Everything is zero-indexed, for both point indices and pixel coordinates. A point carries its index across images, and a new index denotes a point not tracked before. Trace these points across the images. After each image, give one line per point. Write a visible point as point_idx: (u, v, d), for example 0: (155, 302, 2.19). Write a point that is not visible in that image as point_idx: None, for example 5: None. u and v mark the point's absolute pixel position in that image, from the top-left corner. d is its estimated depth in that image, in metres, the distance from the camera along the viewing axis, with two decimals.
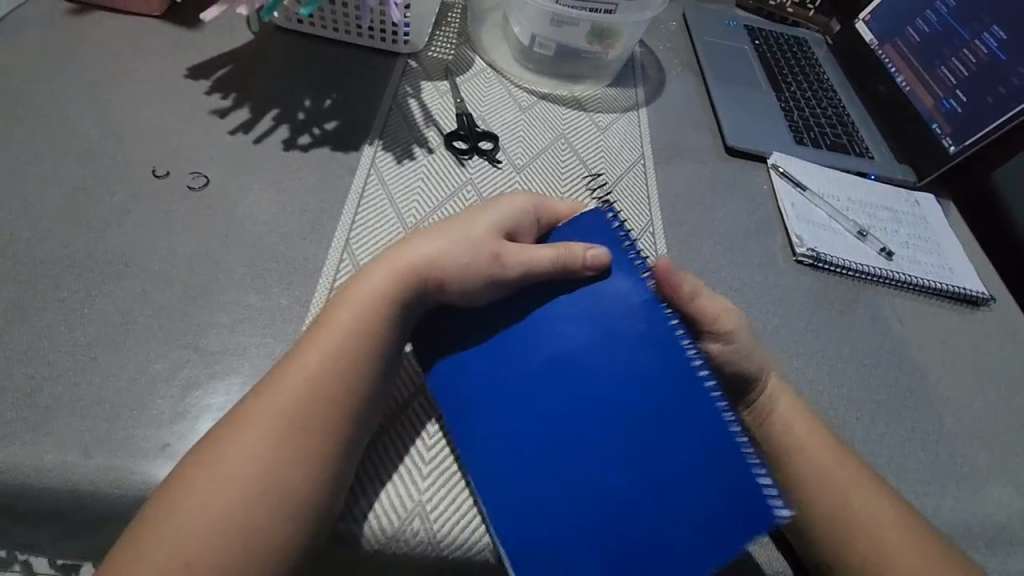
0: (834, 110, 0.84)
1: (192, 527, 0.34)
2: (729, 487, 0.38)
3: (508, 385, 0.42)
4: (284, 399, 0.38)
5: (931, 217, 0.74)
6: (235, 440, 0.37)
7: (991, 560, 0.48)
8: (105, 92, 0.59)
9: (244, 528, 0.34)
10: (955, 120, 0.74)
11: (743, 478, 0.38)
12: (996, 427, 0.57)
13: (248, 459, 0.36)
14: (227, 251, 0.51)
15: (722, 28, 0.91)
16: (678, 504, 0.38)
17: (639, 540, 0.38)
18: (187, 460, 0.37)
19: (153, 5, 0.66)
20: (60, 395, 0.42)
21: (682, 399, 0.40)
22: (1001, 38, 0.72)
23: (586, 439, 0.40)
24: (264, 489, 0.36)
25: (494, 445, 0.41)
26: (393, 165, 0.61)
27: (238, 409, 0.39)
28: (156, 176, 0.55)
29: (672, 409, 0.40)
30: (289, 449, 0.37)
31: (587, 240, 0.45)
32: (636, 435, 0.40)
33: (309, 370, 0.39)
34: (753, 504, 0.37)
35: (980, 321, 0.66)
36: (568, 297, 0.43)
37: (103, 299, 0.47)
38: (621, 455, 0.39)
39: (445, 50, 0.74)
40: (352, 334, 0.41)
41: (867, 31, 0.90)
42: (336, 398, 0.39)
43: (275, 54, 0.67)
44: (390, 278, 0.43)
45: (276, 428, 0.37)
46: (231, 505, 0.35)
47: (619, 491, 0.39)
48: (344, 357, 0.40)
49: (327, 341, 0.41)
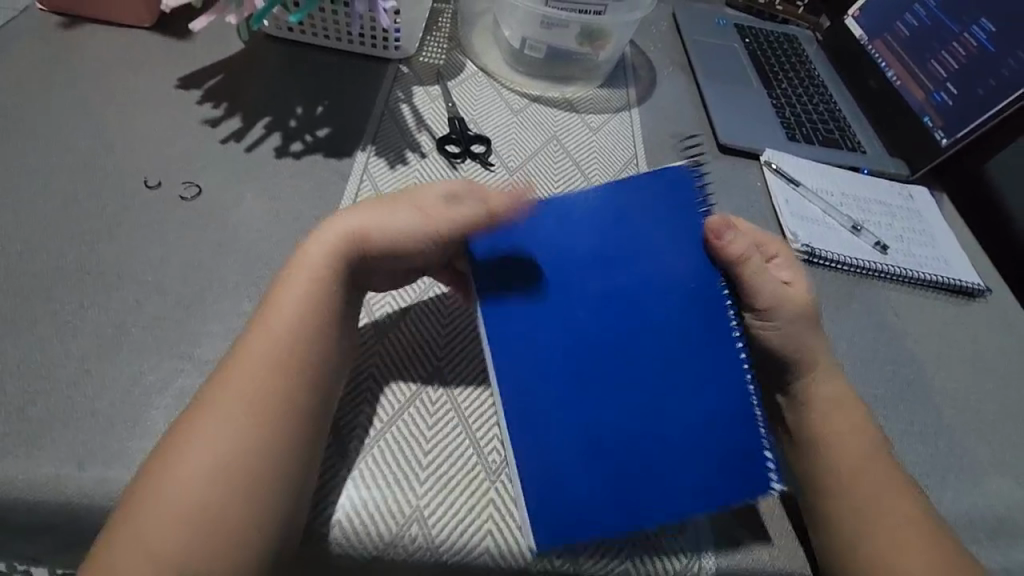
0: (826, 105, 0.84)
1: (163, 510, 0.34)
2: (739, 443, 0.40)
3: (543, 250, 0.43)
4: (235, 391, 0.38)
5: (926, 210, 0.74)
6: (190, 440, 0.36)
7: (993, 551, 0.48)
8: (95, 104, 0.59)
9: (215, 505, 0.35)
10: (946, 113, 0.74)
11: (757, 439, 0.40)
12: (995, 419, 0.57)
13: (210, 437, 0.36)
14: (219, 260, 0.51)
15: (712, 27, 0.91)
16: (711, 452, 0.40)
17: (674, 482, 0.39)
18: (145, 467, 0.36)
19: (143, 16, 0.66)
20: (54, 408, 0.42)
21: (720, 357, 0.41)
22: (990, 30, 0.72)
23: (627, 379, 0.41)
24: (231, 465, 0.35)
25: (516, 276, 0.42)
26: (385, 171, 0.61)
27: (189, 408, 0.38)
28: (147, 187, 0.55)
29: (713, 363, 0.41)
30: (250, 421, 0.37)
31: (656, 192, 0.45)
32: (675, 381, 0.41)
33: (263, 361, 0.39)
34: (754, 468, 0.40)
35: (976, 313, 0.66)
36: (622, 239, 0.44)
37: (96, 310, 0.47)
38: (662, 398, 0.40)
39: (436, 55, 0.74)
40: (303, 307, 0.40)
41: (857, 27, 0.90)
42: (291, 393, 0.38)
43: (266, 63, 0.67)
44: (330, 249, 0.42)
45: (232, 426, 0.37)
46: (194, 503, 0.34)
47: (659, 432, 0.40)
48: (291, 351, 0.39)
49: (277, 317, 0.40)
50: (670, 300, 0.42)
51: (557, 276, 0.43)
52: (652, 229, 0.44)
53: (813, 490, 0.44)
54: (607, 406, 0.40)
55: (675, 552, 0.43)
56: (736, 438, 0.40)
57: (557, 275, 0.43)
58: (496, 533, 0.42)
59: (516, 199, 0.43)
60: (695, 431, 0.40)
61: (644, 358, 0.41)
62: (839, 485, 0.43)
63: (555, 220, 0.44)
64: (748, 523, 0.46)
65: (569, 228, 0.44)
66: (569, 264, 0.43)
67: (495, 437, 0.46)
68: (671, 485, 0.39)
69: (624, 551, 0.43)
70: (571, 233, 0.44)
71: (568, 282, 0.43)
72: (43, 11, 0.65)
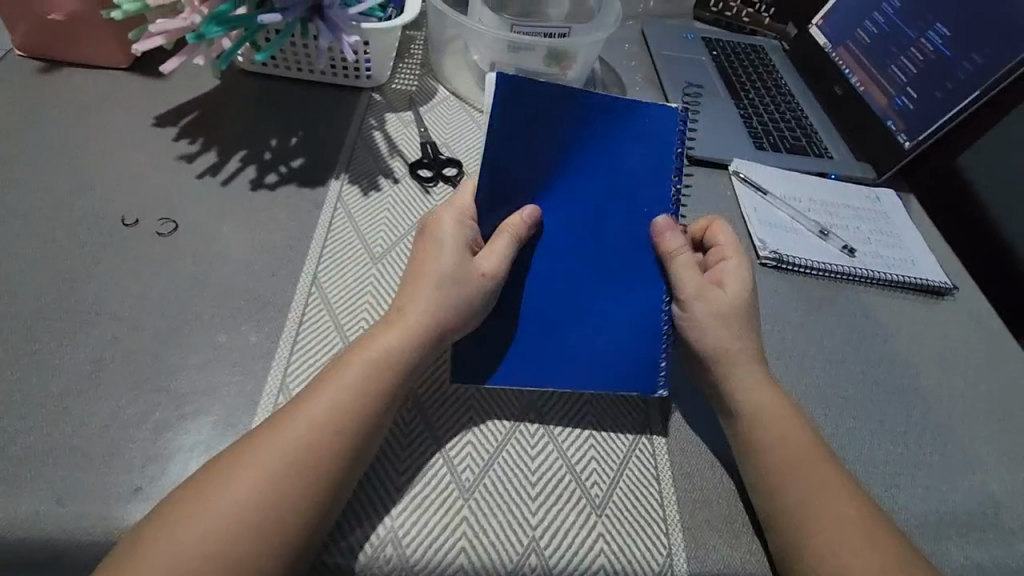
0: (793, 113, 0.86)
1: (200, 530, 0.35)
2: (652, 342, 0.50)
3: (543, 144, 0.49)
4: (299, 430, 0.39)
5: (893, 213, 0.75)
6: (239, 474, 0.37)
7: (962, 546, 0.49)
8: (74, 145, 0.61)
9: (256, 533, 0.36)
10: (907, 117, 0.76)
11: (653, 345, 0.50)
12: (963, 416, 0.58)
13: (265, 472, 0.38)
14: (196, 294, 0.52)
15: (680, 41, 0.93)
16: (609, 333, 0.50)
17: (572, 339, 0.50)
18: (180, 491, 0.38)
19: (120, 57, 0.68)
20: (33, 446, 0.43)
21: (646, 271, 0.51)
22: (945, 35, 0.74)
23: (568, 250, 0.51)
24: (282, 501, 0.37)
25: (512, 168, 0.49)
26: (359, 199, 0.62)
27: (242, 442, 0.40)
28: (125, 225, 0.56)
29: (639, 270, 0.51)
30: (308, 463, 0.38)
31: (655, 130, 0.52)
32: (603, 261, 0.51)
33: (331, 403, 0.41)
34: (647, 370, 0.50)
35: (944, 311, 0.67)
36: (611, 144, 0.51)
37: (75, 348, 0.48)
38: (585, 271, 0.51)
39: (408, 82, 0.76)
40: (371, 362, 0.43)
41: (821, 35, 0.92)
42: (345, 439, 0.40)
43: (241, 98, 0.69)
44: (403, 330, 0.44)
45: (284, 461, 0.38)
46: (234, 529, 0.36)
47: (573, 299, 0.51)
48: (359, 400, 0.41)
49: (350, 371, 0.42)
50: (631, 215, 0.51)
51: (550, 166, 0.50)
52: (637, 150, 0.52)
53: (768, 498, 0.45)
54: (559, 269, 0.51)
55: (646, 562, 0.44)
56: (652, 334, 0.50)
57: (546, 163, 0.50)
58: (471, 549, 0.43)
59: (536, 103, 0.49)
60: (620, 317, 0.51)
61: (595, 248, 0.51)
62: (784, 482, 0.44)
63: (569, 113, 0.50)
64: (720, 527, 0.47)
65: (577, 126, 0.50)
66: (562, 159, 0.51)
67: (469, 453, 0.47)
68: (587, 353, 0.50)
69: (595, 562, 0.44)
70: (575, 130, 0.50)
71: (557, 172, 0.50)
72: (22, 57, 0.67)
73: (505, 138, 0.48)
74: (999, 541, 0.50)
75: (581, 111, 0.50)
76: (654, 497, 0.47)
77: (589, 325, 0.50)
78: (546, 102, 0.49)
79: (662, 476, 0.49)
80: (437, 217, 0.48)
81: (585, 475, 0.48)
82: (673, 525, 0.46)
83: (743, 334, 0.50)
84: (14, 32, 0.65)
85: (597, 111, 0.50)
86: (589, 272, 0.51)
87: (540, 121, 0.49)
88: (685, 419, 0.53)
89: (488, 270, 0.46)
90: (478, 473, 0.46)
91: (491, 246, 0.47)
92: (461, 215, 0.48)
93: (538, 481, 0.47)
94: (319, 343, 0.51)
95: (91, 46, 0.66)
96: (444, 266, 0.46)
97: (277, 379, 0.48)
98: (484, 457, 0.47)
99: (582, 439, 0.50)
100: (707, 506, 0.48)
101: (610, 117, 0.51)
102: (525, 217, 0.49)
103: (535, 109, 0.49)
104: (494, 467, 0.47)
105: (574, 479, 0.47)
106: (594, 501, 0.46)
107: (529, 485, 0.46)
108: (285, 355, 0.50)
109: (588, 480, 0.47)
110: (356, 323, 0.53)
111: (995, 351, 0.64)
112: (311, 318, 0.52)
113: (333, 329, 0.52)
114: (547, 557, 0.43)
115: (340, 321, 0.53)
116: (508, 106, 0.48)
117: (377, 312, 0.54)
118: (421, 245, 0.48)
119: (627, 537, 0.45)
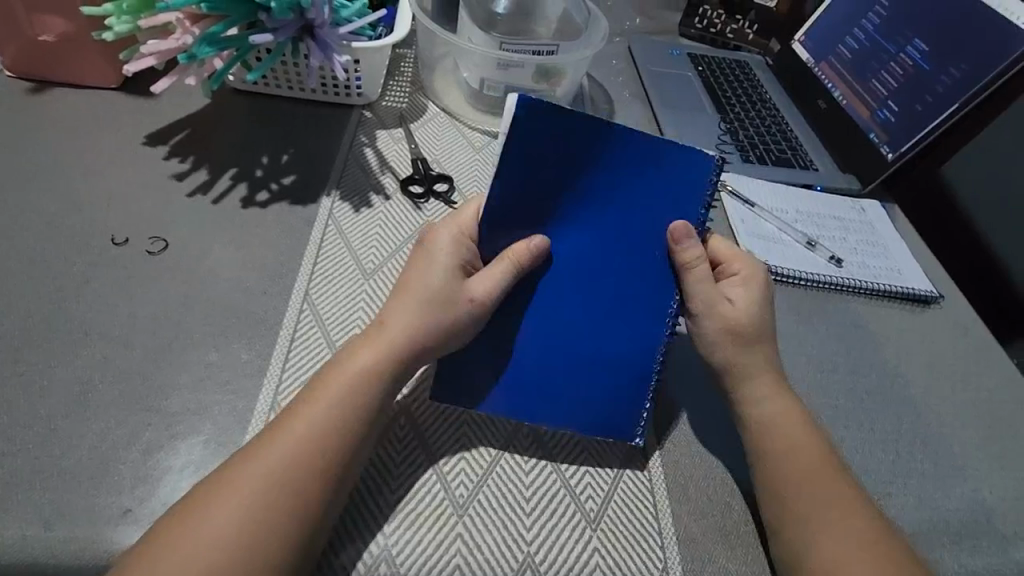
0: (778, 127, 0.87)
1: (187, 553, 0.35)
2: (634, 389, 0.50)
3: (558, 171, 0.46)
4: (281, 447, 0.39)
5: (878, 223, 0.76)
6: (225, 493, 0.37)
7: (956, 554, 0.49)
8: (65, 164, 0.61)
9: (239, 558, 0.35)
10: (889, 128, 0.77)
11: (630, 396, 0.50)
12: (953, 424, 0.58)
13: (247, 494, 0.37)
14: (186, 312, 0.52)
15: (666, 57, 0.95)
16: (590, 375, 0.50)
17: (556, 374, 0.49)
18: (169, 515, 0.37)
19: (110, 77, 0.68)
20: (21, 469, 0.42)
21: (636, 318, 0.50)
22: (923, 49, 0.76)
23: (564, 283, 0.49)
24: (265, 523, 0.37)
25: (523, 199, 0.47)
26: (350, 215, 0.63)
27: (230, 459, 0.40)
28: (115, 243, 0.56)
29: (629, 313, 0.50)
30: (289, 484, 0.38)
31: (679, 174, 0.50)
32: (597, 299, 0.49)
33: (313, 417, 0.40)
34: (622, 422, 0.50)
35: (931, 319, 0.68)
36: (632, 178, 0.49)
37: (63, 369, 0.47)
38: (578, 306, 0.49)
39: (399, 99, 0.77)
40: (352, 384, 0.42)
41: (803, 51, 0.94)
42: (328, 459, 0.40)
43: (233, 116, 0.69)
44: (381, 352, 0.43)
45: (271, 477, 0.38)
46: (223, 546, 0.35)
47: (562, 334, 0.49)
48: (341, 414, 0.41)
49: (327, 393, 0.41)
50: (634, 255, 0.50)
51: (562, 193, 0.48)
52: (660, 191, 0.50)
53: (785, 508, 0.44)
54: (555, 302, 0.49)
55: None
56: (637, 381, 0.50)
57: (557, 191, 0.47)
58: (466, 565, 0.42)
59: (555, 123, 0.45)
60: (611, 358, 0.50)
61: (595, 281, 0.49)
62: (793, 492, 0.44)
63: (589, 139, 0.46)
64: (716, 539, 0.47)
65: (599, 155, 0.47)
66: (575, 188, 0.48)
67: (462, 469, 0.47)
68: (576, 392, 0.49)
69: None
70: (594, 159, 0.47)
71: (570, 200, 0.48)
72: (12, 77, 0.67)
73: (519, 164, 0.45)
74: (993, 548, 0.51)
75: (607, 142, 0.47)
76: (648, 508, 0.47)
77: (578, 362, 0.49)
78: (570, 127, 0.45)
79: (656, 489, 0.49)
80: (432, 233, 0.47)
81: (579, 489, 0.48)
82: (668, 538, 0.46)
83: (755, 351, 0.50)
84: (4, 54, 0.65)
85: (620, 141, 0.47)
86: (588, 308, 0.49)
87: (556, 146, 0.45)
88: (680, 432, 0.53)
89: (477, 294, 0.45)
90: (472, 488, 0.46)
91: (490, 271, 0.45)
92: (461, 231, 0.47)
93: (532, 495, 0.47)
94: (311, 358, 0.51)
95: (81, 67, 0.66)
96: (429, 283, 0.45)
97: (269, 396, 0.48)
98: (477, 474, 0.47)
99: (575, 454, 0.50)
100: (702, 518, 0.48)
101: (632, 152, 0.48)
102: (532, 249, 0.46)
103: (558, 136, 0.45)
104: (488, 482, 0.47)
105: (568, 493, 0.47)
106: (588, 515, 0.46)
107: (524, 500, 0.46)
108: (276, 372, 0.50)
109: (583, 494, 0.47)
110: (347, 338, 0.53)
111: (982, 358, 0.65)
112: (302, 333, 0.52)
113: (324, 344, 0.52)
114: (542, 572, 0.43)
115: (331, 336, 0.53)
116: (526, 129, 0.44)
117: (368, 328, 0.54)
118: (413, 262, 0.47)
119: (621, 551, 0.45)
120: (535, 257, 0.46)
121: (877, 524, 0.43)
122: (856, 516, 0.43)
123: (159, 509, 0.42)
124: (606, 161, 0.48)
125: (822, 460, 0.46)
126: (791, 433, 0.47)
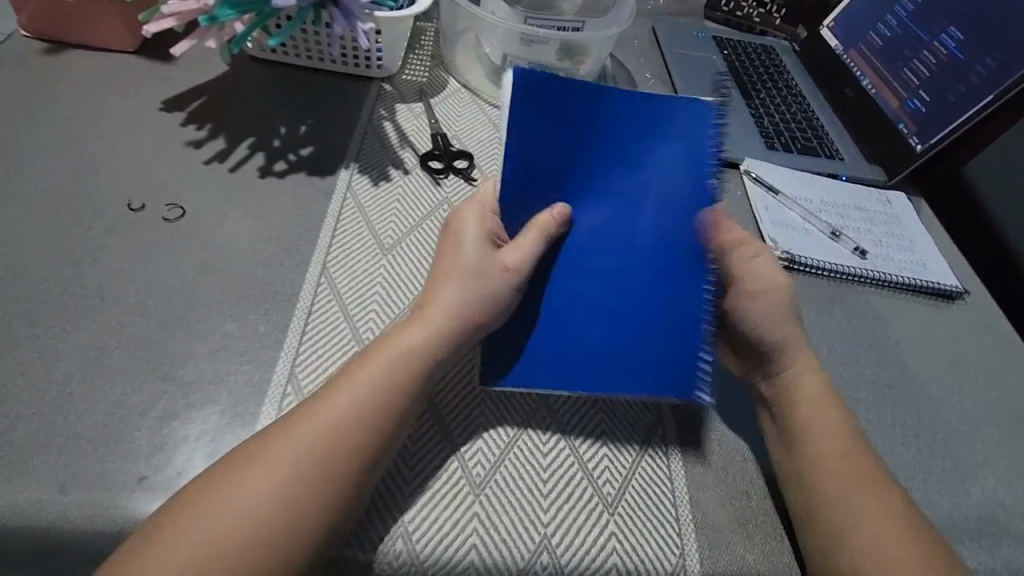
0: (803, 114, 0.85)
1: (219, 524, 0.35)
2: (686, 348, 0.48)
3: (568, 134, 0.47)
4: (319, 425, 0.39)
5: (904, 215, 0.75)
6: (259, 465, 0.37)
7: (975, 551, 0.49)
8: (81, 128, 0.60)
9: (270, 533, 0.35)
10: (920, 119, 0.75)
11: (681, 355, 0.48)
12: (975, 421, 0.57)
13: (282, 466, 0.37)
14: (203, 281, 0.51)
15: (691, 39, 0.93)
16: (638, 344, 0.48)
17: (597, 347, 0.48)
18: (192, 489, 0.37)
19: (125, 40, 0.66)
20: (35, 434, 0.42)
21: (677, 276, 0.49)
22: (959, 38, 0.73)
23: (598, 255, 0.48)
24: (303, 498, 0.36)
25: (542, 161, 0.47)
26: (369, 189, 0.61)
27: (265, 432, 0.39)
28: (131, 210, 0.55)
29: (669, 276, 0.49)
30: (327, 463, 0.38)
31: (689, 124, 0.49)
32: (633, 269, 0.49)
33: (352, 397, 0.40)
34: (678, 379, 0.48)
35: (955, 316, 0.67)
36: (641, 135, 0.49)
37: (79, 332, 0.47)
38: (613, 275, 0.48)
39: (418, 73, 0.75)
40: (392, 367, 0.42)
41: (832, 37, 0.92)
42: (369, 438, 0.39)
43: (249, 85, 0.68)
44: (425, 339, 0.43)
45: (306, 455, 0.37)
46: (251, 522, 0.35)
47: (598, 306, 0.48)
48: (379, 399, 0.40)
49: (368, 373, 0.41)
50: (667, 211, 0.49)
51: (578, 159, 0.48)
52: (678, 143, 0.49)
53: (811, 501, 0.44)
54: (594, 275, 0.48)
55: (659, 562, 0.43)
56: (685, 338, 0.48)
57: (570, 159, 0.48)
58: (482, 546, 0.42)
59: (555, 97, 0.46)
60: (648, 318, 0.48)
61: (632, 247, 0.49)
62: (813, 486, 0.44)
63: (594, 108, 0.48)
64: (733, 528, 0.46)
65: (605, 117, 0.48)
66: (589, 152, 0.48)
67: (479, 449, 0.46)
68: (631, 355, 0.48)
69: (607, 560, 0.43)
70: (597, 125, 0.48)
71: (589, 169, 0.48)
72: (27, 38, 0.66)
73: (525, 130, 0.46)
74: (1012, 547, 0.50)
75: (610, 107, 0.48)
76: (666, 498, 0.47)
77: (636, 329, 0.48)
78: (570, 94, 0.47)
79: (674, 478, 0.48)
80: (458, 215, 0.48)
81: (597, 473, 0.47)
82: (685, 525, 0.45)
83: (783, 330, 0.50)
84: (20, 12, 0.64)
85: (623, 104, 0.48)
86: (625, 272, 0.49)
87: (564, 117, 0.47)
88: (699, 420, 0.52)
89: (512, 263, 0.45)
90: (489, 468, 0.45)
91: (519, 240, 0.45)
92: (483, 209, 0.47)
93: (549, 478, 0.46)
94: (328, 332, 0.50)
95: (97, 27, 0.65)
96: (467, 265, 0.45)
97: (285, 367, 0.48)
98: (495, 453, 0.46)
99: (594, 438, 0.49)
100: (714, 509, 0.47)
101: (637, 113, 0.49)
102: (556, 215, 0.46)
103: (566, 107, 0.47)
104: (505, 463, 0.46)
105: (586, 476, 0.47)
106: (606, 499, 0.46)
107: (541, 482, 0.46)
108: (293, 345, 0.49)
109: (600, 479, 0.47)
110: (364, 314, 0.52)
111: (1005, 356, 0.64)
112: (320, 307, 0.52)
113: (341, 317, 0.51)
114: (559, 555, 0.42)
115: (348, 310, 0.52)
116: (529, 103, 0.46)
117: (386, 304, 0.53)
118: (443, 246, 0.47)
119: (639, 537, 0.44)
120: (555, 223, 0.46)
121: (897, 518, 0.43)
122: (874, 509, 0.43)
123: (175, 477, 0.42)
124: (613, 122, 0.48)
125: (839, 453, 0.45)
126: (812, 423, 0.47)
